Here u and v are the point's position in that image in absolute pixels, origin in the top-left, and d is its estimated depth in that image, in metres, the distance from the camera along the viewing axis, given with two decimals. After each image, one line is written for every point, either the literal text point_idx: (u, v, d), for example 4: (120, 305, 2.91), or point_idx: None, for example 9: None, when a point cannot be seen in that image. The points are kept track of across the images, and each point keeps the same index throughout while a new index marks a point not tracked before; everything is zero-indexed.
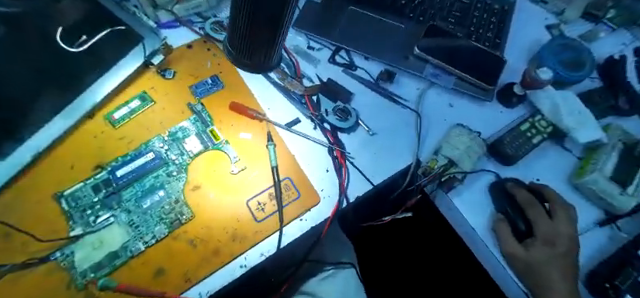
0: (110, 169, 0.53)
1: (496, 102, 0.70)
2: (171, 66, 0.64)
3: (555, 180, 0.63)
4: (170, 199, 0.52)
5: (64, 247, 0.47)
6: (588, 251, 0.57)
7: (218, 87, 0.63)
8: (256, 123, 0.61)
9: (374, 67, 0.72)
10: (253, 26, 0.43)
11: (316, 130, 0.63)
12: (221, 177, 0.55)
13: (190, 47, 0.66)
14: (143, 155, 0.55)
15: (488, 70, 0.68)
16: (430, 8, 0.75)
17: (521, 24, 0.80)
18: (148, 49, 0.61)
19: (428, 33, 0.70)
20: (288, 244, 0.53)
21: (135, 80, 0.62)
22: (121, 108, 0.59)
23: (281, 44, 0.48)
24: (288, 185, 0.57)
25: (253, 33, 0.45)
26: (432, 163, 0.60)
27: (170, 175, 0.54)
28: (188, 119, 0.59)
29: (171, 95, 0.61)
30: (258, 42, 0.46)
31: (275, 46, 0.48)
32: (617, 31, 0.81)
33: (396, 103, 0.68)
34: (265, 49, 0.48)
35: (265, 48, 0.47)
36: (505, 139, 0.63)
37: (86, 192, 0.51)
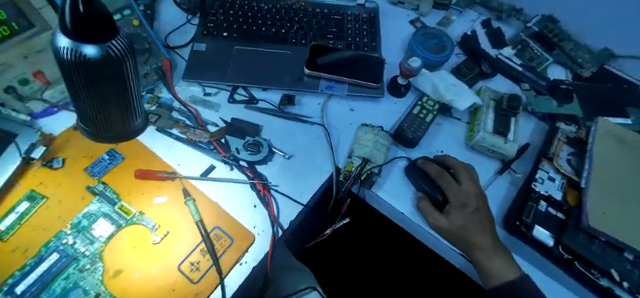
0: (8, 288, 0.46)
1: (389, 96, 0.77)
2: (57, 154, 0.59)
3: (455, 148, 0.70)
4: (89, 296, 0.47)
5: None
6: (499, 198, 0.64)
7: (117, 161, 0.60)
8: (168, 184, 0.59)
9: (273, 95, 0.74)
10: (99, 99, 0.37)
11: (233, 170, 0.63)
12: (144, 250, 0.51)
13: (76, 128, 0.62)
14: (45, 259, 0.49)
15: (373, 71, 0.75)
16: (310, 31, 0.81)
17: (389, 25, 0.89)
18: (23, 146, 0.56)
19: (312, 53, 0.76)
20: (234, 294, 0.51)
21: (17, 181, 0.55)
22: (6, 217, 0.51)
23: (140, 104, 0.42)
24: (218, 234, 0.55)
25: (101, 106, 0.38)
26: (349, 166, 0.64)
27: (83, 270, 0.49)
28: (92, 202, 0.55)
29: (65, 183, 0.56)
30: (113, 112, 0.40)
31: (134, 109, 0.41)
32: (465, 12, 0.94)
33: (303, 122, 0.71)
34: (124, 117, 0.41)
35: (123, 116, 0.41)
36: (404, 125, 0.69)
37: None
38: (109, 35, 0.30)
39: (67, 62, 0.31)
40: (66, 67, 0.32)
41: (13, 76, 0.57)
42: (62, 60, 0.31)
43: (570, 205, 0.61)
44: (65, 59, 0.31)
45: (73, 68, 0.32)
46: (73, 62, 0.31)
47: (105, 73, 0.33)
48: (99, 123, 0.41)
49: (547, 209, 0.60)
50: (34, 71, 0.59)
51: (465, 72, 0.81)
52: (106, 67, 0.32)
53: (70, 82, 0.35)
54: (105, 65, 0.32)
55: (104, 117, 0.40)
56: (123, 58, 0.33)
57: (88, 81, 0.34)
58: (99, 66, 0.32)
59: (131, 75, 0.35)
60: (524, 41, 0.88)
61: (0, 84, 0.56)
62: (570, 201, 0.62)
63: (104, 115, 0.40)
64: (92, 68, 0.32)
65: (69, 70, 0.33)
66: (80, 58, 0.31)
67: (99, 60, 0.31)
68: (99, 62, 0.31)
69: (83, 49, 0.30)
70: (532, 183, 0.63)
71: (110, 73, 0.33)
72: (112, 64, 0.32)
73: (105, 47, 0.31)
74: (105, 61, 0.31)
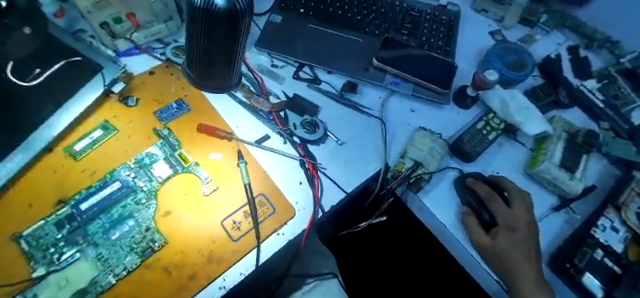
0: (74, 203, 0.51)
1: (453, 105, 0.74)
2: (133, 93, 0.63)
3: (513, 173, 0.67)
4: (140, 228, 0.50)
5: (26, 290, 0.44)
6: (550, 235, 0.61)
7: (183, 111, 0.63)
8: (224, 143, 0.61)
9: (337, 80, 0.74)
10: (210, 49, 0.43)
11: (286, 144, 0.64)
12: (192, 199, 0.54)
13: (152, 73, 0.65)
14: (109, 185, 0.53)
15: (442, 75, 0.72)
16: (384, 22, 0.80)
17: (468, 32, 0.86)
18: (107, 77, 0.61)
19: (385, 44, 0.74)
20: (266, 260, 0.53)
21: (95, 110, 0.60)
22: (81, 140, 0.56)
23: (240, 63, 0.48)
24: (262, 201, 0.57)
25: (211, 54, 0.44)
26: (399, 166, 0.63)
27: (139, 203, 0.52)
28: (155, 144, 0.58)
29: (135, 122, 0.60)
30: (217, 64, 0.46)
31: (235, 65, 0.47)
32: (552, 33, 0.89)
33: (360, 111, 0.70)
34: (224, 70, 0.47)
35: (224, 70, 0.47)
36: (465, 137, 0.67)
37: (48, 230, 0.48)
38: None
39: (198, 8, 0.37)
40: (195, 14, 0.38)
41: (109, 14, 0.62)
42: (194, 7, 0.37)
43: (630, 260, 0.57)
44: (197, 6, 0.37)
45: (200, 16, 0.38)
46: (202, 10, 0.37)
47: (224, 25, 0.38)
48: (203, 70, 0.47)
49: (603, 259, 0.57)
50: (127, 13, 0.64)
51: (540, 96, 0.77)
52: (228, 20, 0.38)
53: (193, 29, 0.41)
54: (227, 17, 0.37)
55: (208, 66, 0.46)
56: (242, 13, 0.38)
57: (207, 32, 0.40)
58: (221, 17, 0.37)
59: (243, 32, 0.41)
60: (611, 76, 0.80)
61: (96, 19, 0.62)
62: (630, 256, 0.58)
63: (210, 64, 0.46)
64: (215, 18, 0.38)
65: (196, 18, 0.39)
66: (210, 7, 0.37)
67: (224, 11, 0.37)
68: (223, 13, 0.37)
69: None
70: (591, 228, 0.59)
71: (227, 26, 0.39)
72: (232, 18, 0.38)
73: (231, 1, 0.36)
74: (228, 14, 0.37)
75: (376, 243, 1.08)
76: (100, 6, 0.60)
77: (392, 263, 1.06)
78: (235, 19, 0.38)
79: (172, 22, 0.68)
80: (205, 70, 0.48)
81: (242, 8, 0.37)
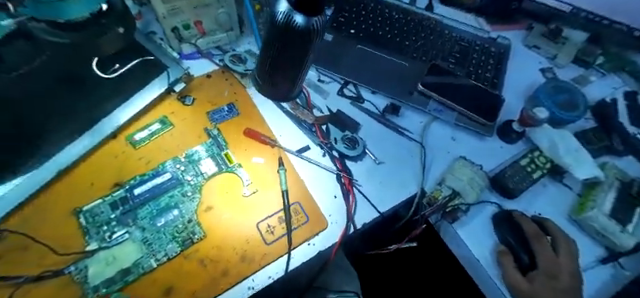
0: (128, 187, 0.55)
1: (496, 138, 0.73)
2: (191, 93, 0.67)
3: (556, 216, 0.65)
4: (184, 219, 0.54)
5: (78, 262, 0.49)
6: (592, 289, 0.58)
7: (233, 115, 0.66)
8: (268, 149, 0.64)
9: (380, 100, 0.74)
10: (281, 63, 0.46)
11: (325, 157, 0.65)
12: (233, 199, 0.57)
13: (209, 76, 0.70)
14: (161, 175, 0.57)
15: (488, 107, 0.71)
16: (433, 49, 0.80)
17: (518, 67, 0.85)
18: (171, 77, 0.66)
19: (432, 70, 0.74)
20: (295, 268, 0.54)
21: (157, 105, 0.65)
22: (141, 131, 0.61)
23: (304, 76, 0.50)
24: (297, 209, 0.58)
25: (280, 67, 0.46)
26: (436, 193, 0.62)
27: (184, 195, 0.56)
28: (204, 143, 0.62)
29: (190, 120, 0.64)
30: (284, 75, 0.48)
31: (299, 78, 0.49)
32: (607, 76, 0.86)
33: (400, 133, 0.70)
34: (290, 82, 0.50)
35: (289, 82, 0.49)
36: (507, 173, 0.66)
37: (104, 209, 0.53)
38: (317, 12, 0.38)
39: (277, 24, 0.39)
40: (274, 30, 0.40)
41: (181, 20, 0.68)
42: (274, 22, 0.39)
43: None
44: (277, 22, 0.39)
45: (278, 31, 0.40)
46: (281, 26, 0.39)
47: (298, 42, 0.40)
48: (270, 80, 0.50)
49: None
50: (195, 21, 0.69)
51: (591, 139, 0.73)
52: (303, 38, 0.40)
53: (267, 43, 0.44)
54: (303, 35, 0.39)
55: (276, 76, 0.49)
56: (317, 33, 0.40)
57: (281, 47, 0.43)
58: (299, 35, 0.39)
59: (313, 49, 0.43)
60: None
61: (169, 24, 0.67)
62: None
63: (277, 76, 0.48)
64: (292, 35, 0.39)
65: (274, 34, 0.41)
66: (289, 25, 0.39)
67: (301, 29, 0.38)
68: (300, 32, 0.39)
69: (295, 16, 0.38)
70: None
71: (300, 43, 0.41)
72: (307, 36, 0.40)
73: (310, 21, 0.38)
74: (305, 32, 0.39)
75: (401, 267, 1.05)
76: (174, 12, 0.66)
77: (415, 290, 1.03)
78: (310, 37, 0.40)
79: (233, 32, 0.73)
80: (272, 80, 0.50)
81: (317, 27, 0.39)
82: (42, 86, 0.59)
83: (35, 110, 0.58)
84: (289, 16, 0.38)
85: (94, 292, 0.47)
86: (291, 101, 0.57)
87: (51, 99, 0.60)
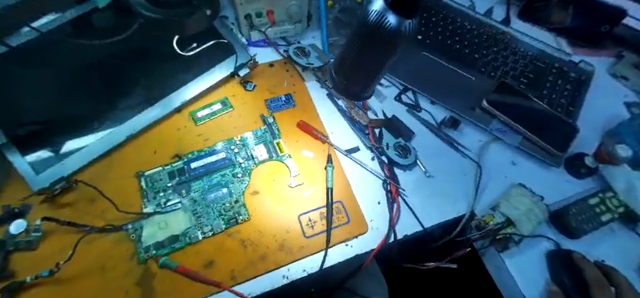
0: (186, 160, 0.59)
1: (563, 170, 0.67)
2: (252, 80, 0.70)
3: (623, 266, 0.58)
4: (231, 198, 0.56)
5: (135, 221, 0.53)
6: None
7: (288, 106, 0.67)
8: (318, 144, 0.64)
9: (438, 112, 0.71)
10: (362, 62, 0.50)
11: (373, 160, 0.63)
12: (278, 188, 0.58)
13: (271, 65, 0.72)
14: (215, 153, 0.60)
15: (560, 137, 0.65)
16: (503, 65, 0.72)
17: (600, 98, 0.77)
18: (238, 61, 0.69)
19: (499, 88, 0.68)
20: (330, 266, 0.54)
21: (221, 86, 0.68)
22: (204, 109, 0.65)
23: (378, 78, 0.54)
24: (339, 208, 0.58)
25: (360, 66, 0.51)
26: (488, 218, 0.59)
27: (235, 176, 0.58)
28: (259, 129, 0.64)
29: (248, 105, 0.67)
30: (362, 73, 0.52)
31: (374, 78, 0.53)
32: None
33: (456, 149, 0.66)
34: (365, 80, 0.53)
35: (365, 82, 0.53)
36: (571, 210, 0.60)
37: (162, 176, 0.57)
38: (409, 15, 0.43)
39: (370, 23, 0.44)
40: (364, 28, 0.45)
41: (254, 8, 0.70)
42: (366, 21, 0.44)
43: None
44: (370, 21, 0.44)
45: (368, 30, 0.45)
46: (373, 25, 0.44)
47: (385, 42, 0.45)
48: (346, 79, 0.54)
49: None
50: (267, 10, 0.71)
51: None
52: (391, 39, 0.44)
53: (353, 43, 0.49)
54: (392, 35, 0.44)
55: (353, 74, 0.53)
56: (404, 35, 0.44)
57: (366, 47, 0.47)
58: (388, 35, 0.44)
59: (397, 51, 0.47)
60: None
61: (244, 11, 0.70)
62: None
63: (355, 74, 0.52)
64: (382, 34, 0.44)
65: (363, 32, 0.46)
66: (380, 24, 0.43)
67: (393, 29, 0.43)
68: (391, 32, 0.43)
69: (389, 17, 0.43)
70: None
71: (387, 43, 0.45)
72: (395, 37, 0.44)
73: (401, 22, 0.43)
74: (395, 33, 0.43)
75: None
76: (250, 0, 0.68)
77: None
78: (399, 37, 0.44)
79: (300, 24, 0.75)
80: (348, 80, 0.54)
81: (406, 30, 0.44)
82: (123, 54, 0.64)
83: (113, 75, 0.62)
84: (382, 16, 0.43)
85: (145, 252, 0.51)
86: (359, 101, 0.60)
87: (129, 64, 0.64)
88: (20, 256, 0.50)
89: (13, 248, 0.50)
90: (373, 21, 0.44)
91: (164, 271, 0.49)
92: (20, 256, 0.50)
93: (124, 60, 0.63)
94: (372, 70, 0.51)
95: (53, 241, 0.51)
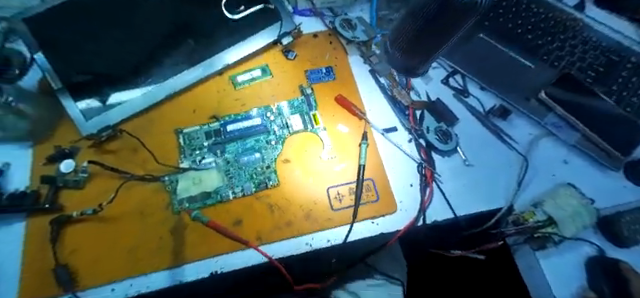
0: (223, 122, 0.60)
1: (621, 175, 0.62)
2: (294, 49, 0.69)
3: None
4: (263, 163, 0.57)
5: (171, 174, 0.55)
6: None
7: (329, 78, 0.66)
8: (354, 119, 0.62)
9: (487, 99, 0.67)
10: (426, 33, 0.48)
11: (410, 142, 0.61)
12: (311, 159, 0.58)
13: (315, 36, 0.71)
14: (251, 118, 0.60)
15: (623, 141, 0.59)
16: (569, 56, 0.64)
17: None
18: (282, 29, 0.68)
19: (560, 81, 0.62)
20: (354, 240, 0.53)
21: (262, 53, 0.68)
22: (244, 74, 0.65)
23: (440, 49, 0.52)
24: (369, 186, 0.57)
25: (423, 37, 0.49)
26: (527, 214, 0.56)
27: (269, 143, 0.59)
28: (296, 99, 0.64)
29: (288, 73, 0.66)
30: (424, 43, 0.50)
31: (437, 48, 0.51)
32: None
33: (502, 141, 0.63)
34: (426, 50, 0.51)
35: (426, 51, 0.52)
36: (624, 217, 0.55)
37: (199, 136, 0.59)
38: None
39: None
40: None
41: None
42: None
43: None
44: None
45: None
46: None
47: (455, 14, 0.42)
48: (407, 48, 0.53)
49: None
50: None
51: None
52: (463, 12, 0.41)
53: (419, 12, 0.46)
54: (464, 9, 0.41)
55: (414, 43, 0.51)
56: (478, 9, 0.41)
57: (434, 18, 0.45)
58: (459, 8, 0.41)
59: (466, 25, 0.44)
60: None
61: None
62: None
63: (416, 44, 0.51)
64: (453, 6, 0.41)
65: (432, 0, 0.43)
66: None
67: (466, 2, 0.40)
68: (463, 6, 0.41)
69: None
70: None
71: (457, 15, 0.43)
72: (466, 11, 0.41)
73: None
74: (467, 7, 0.41)
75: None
76: None
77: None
78: (472, 11, 0.41)
79: None
80: (408, 49, 0.53)
81: (481, 3, 0.40)
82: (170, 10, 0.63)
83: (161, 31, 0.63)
84: None
85: (179, 204, 0.53)
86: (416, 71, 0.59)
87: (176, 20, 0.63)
88: (68, 192, 0.54)
89: (63, 184, 0.54)
90: None
91: (196, 224, 0.52)
92: (68, 192, 0.54)
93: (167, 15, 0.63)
94: (436, 41, 0.49)
95: (97, 183, 0.55)
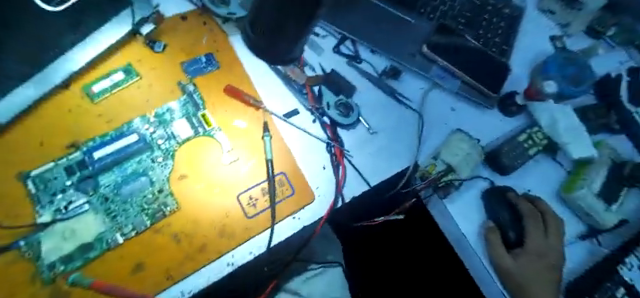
0: (86, 150, 0.48)
1: (496, 111, 0.68)
2: (161, 39, 0.57)
3: (545, 191, 0.64)
4: (153, 188, 0.48)
5: (29, 236, 0.43)
6: (573, 262, 0.60)
7: (212, 68, 0.57)
8: (251, 111, 0.56)
9: (379, 62, 0.67)
10: (283, 15, 0.38)
11: (315, 123, 0.59)
12: (212, 167, 0.51)
13: (183, 18, 0.60)
14: (126, 136, 0.50)
15: (493, 78, 0.65)
16: (444, 6, 0.68)
17: (530, 28, 0.77)
18: (137, 15, 0.54)
19: (441, 30, 0.65)
20: (277, 244, 0.50)
21: (118, 50, 0.55)
22: (101, 81, 0.52)
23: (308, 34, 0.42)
24: (282, 180, 0.53)
25: (285, 24, 0.39)
26: (430, 168, 0.59)
27: (154, 161, 0.49)
28: (178, 100, 0.54)
29: (159, 71, 0.55)
30: (286, 33, 0.40)
31: (304, 35, 0.41)
32: (616, 49, 0.80)
33: (400, 102, 0.63)
34: (290, 41, 0.41)
35: (294, 43, 0.41)
36: (504, 148, 0.63)
37: (57, 174, 0.46)
38: None
39: None
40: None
41: None
42: None
43: None
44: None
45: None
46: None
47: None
48: (268, 41, 0.42)
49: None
50: None
51: (589, 117, 0.70)
52: None
53: None
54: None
55: (275, 35, 0.41)
56: None
57: None
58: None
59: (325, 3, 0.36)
60: None
61: None
62: None
63: (277, 33, 0.40)
64: None
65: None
66: None
67: None
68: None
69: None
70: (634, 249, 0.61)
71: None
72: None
73: None
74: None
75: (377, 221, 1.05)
76: None
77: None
78: None
79: None
80: (270, 39, 0.41)
81: None
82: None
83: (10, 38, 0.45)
84: None
85: (50, 270, 0.42)
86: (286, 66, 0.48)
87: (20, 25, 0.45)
88: None
89: None
90: None
91: (76, 287, 0.42)
92: None
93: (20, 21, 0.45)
94: (295, 25, 0.39)
95: None
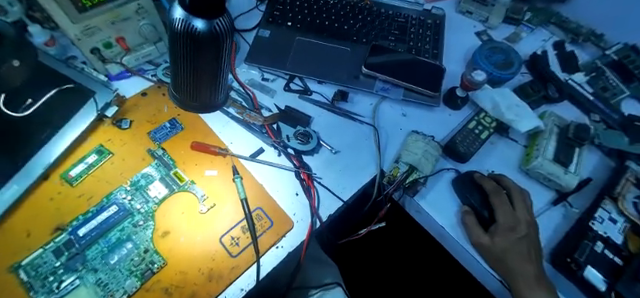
0: (71, 230, 0.51)
1: (444, 107, 0.74)
2: (126, 116, 0.63)
3: (508, 169, 0.69)
4: (139, 250, 0.51)
5: None
6: (551, 227, 0.63)
7: (177, 130, 0.62)
8: (220, 160, 0.61)
9: (327, 89, 0.73)
10: (195, 70, 0.41)
11: (280, 156, 0.63)
12: (191, 218, 0.54)
13: (144, 94, 0.66)
14: (106, 208, 0.53)
15: (430, 78, 0.72)
16: (372, 30, 0.79)
17: (455, 31, 0.86)
18: (100, 102, 0.61)
19: (373, 51, 0.74)
20: (267, 274, 0.52)
21: (89, 135, 0.60)
22: (77, 165, 0.57)
23: (227, 79, 0.46)
24: (260, 215, 0.56)
25: (200, 76, 0.42)
26: (395, 171, 0.63)
27: (136, 225, 0.53)
28: (150, 165, 0.58)
29: (130, 144, 0.60)
30: (204, 86, 0.43)
31: (221, 81, 0.44)
32: (537, 30, 0.89)
33: (354, 120, 0.69)
34: (211, 89, 0.45)
35: (214, 87, 0.44)
36: (457, 138, 0.67)
37: (47, 258, 0.49)
38: (218, 12, 0.34)
39: (178, 33, 0.35)
40: (176, 38, 0.37)
41: (99, 39, 0.61)
42: (173, 30, 0.36)
43: (631, 250, 0.59)
44: (177, 29, 0.35)
45: (181, 39, 0.36)
46: (184, 35, 0.35)
47: (206, 47, 0.37)
48: (192, 91, 0.45)
49: (603, 251, 0.58)
50: (117, 37, 0.63)
51: (529, 92, 0.77)
52: (211, 42, 0.36)
53: (174, 53, 0.39)
54: (209, 39, 0.35)
55: (196, 88, 0.44)
56: (224, 35, 0.36)
57: (189, 53, 0.38)
58: (203, 39, 0.35)
59: (227, 53, 0.39)
60: (598, 69, 0.81)
61: (87, 45, 0.61)
62: (630, 246, 0.59)
63: (196, 86, 0.43)
64: (197, 42, 0.36)
65: (177, 42, 0.37)
66: (188, 30, 0.35)
67: (206, 35, 0.35)
68: (204, 36, 0.35)
69: (195, 22, 0.34)
70: (603, 201, 0.64)
71: (209, 46, 0.37)
72: (213, 40, 0.36)
73: (210, 24, 0.34)
74: (210, 36, 0.35)
75: (378, 250, 1.07)
76: (90, 32, 0.59)
77: (399, 276, 1.06)
78: (222, 39, 0.36)
79: (162, 43, 0.68)
80: (193, 90, 0.45)
81: (222, 28, 0.36)
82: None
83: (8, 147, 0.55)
84: (187, 23, 0.34)
85: None
86: (222, 107, 0.51)
87: (18, 136, 0.56)
88: None
89: None
90: (180, 29, 0.35)
91: None
92: None
93: (23, 125, 0.57)
94: (208, 75, 0.42)
95: None
